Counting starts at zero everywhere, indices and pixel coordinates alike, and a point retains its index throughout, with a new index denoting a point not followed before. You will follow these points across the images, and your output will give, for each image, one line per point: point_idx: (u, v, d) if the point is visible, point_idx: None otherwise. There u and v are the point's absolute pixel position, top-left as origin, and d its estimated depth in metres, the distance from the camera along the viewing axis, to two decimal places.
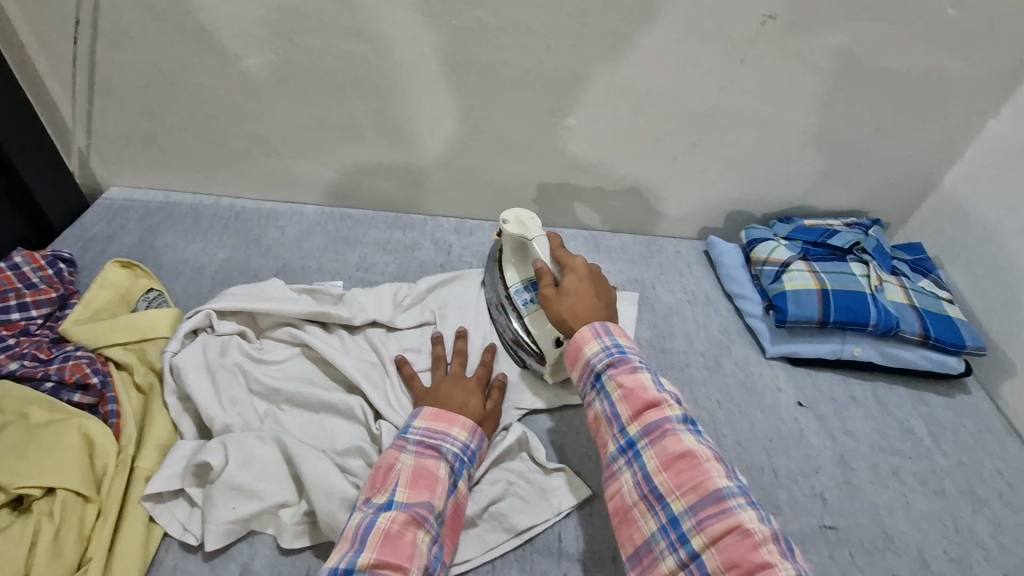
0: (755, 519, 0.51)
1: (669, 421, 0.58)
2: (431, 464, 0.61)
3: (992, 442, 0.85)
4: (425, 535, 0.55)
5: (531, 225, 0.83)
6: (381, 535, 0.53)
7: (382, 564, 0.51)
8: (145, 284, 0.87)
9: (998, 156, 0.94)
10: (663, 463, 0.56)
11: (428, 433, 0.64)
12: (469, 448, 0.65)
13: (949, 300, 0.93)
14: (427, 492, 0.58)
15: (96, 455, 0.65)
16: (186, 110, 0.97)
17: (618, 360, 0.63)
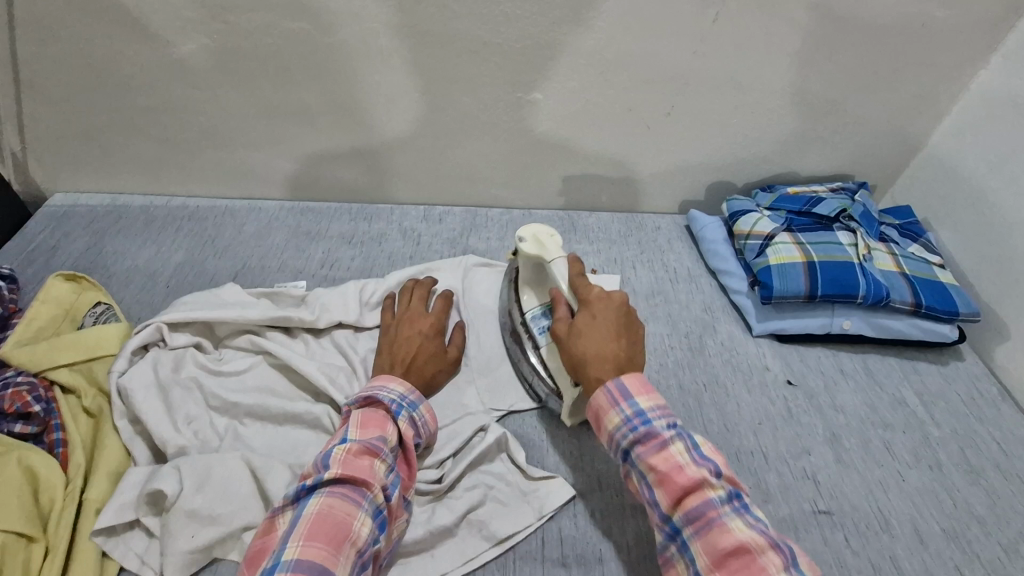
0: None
1: (713, 507, 0.51)
2: (378, 411, 0.63)
3: (987, 407, 0.82)
4: (382, 462, 0.58)
5: (550, 245, 0.76)
6: (339, 457, 0.56)
7: (345, 477, 0.54)
8: (93, 296, 0.82)
9: (987, 107, 0.90)
10: (713, 560, 0.49)
11: (367, 389, 0.65)
12: (409, 397, 0.66)
13: (939, 265, 0.89)
14: (379, 429, 0.61)
15: (41, 489, 0.60)
16: (124, 104, 0.90)
17: (617, 398, 0.59)
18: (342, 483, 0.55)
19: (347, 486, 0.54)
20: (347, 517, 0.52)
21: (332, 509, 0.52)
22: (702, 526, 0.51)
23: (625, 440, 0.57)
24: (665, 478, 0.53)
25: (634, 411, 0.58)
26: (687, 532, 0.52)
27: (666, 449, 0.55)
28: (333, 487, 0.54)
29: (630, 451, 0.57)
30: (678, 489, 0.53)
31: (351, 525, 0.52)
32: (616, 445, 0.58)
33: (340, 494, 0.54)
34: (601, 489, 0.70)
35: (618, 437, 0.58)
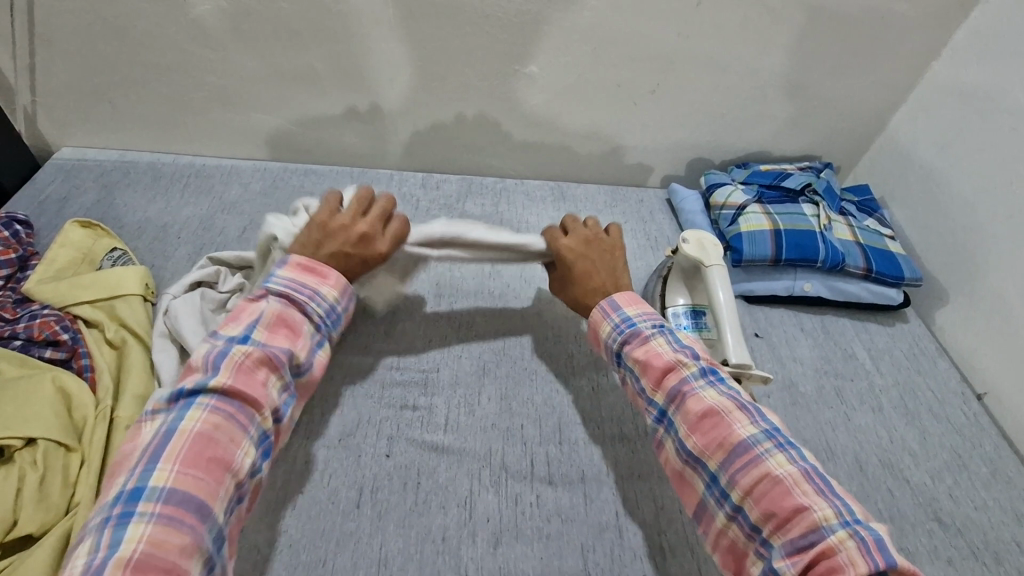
0: (784, 463, 0.54)
1: (687, 382, 0.62)
2: (297, 315, 0.60)
3: (926, 361, 0.93)
4: (277, 380, 0.56)
5: (711, 251, 0.80)
6: (233, 366, 0.53)
7: (235, 391, 0.52)
8: (108, 243, 0.86)
9: (938, 95, 0.99)
10: (691, 426, 0.60)
11: (293, 283, 0.62)
12: (336, 310, 0.64)
13: (891, 236, 0.99)
14: (287, 340, 0.59)
15: (73, 407, 0.66)
16: (136, 61, 0.94)
17: (630, 334, 0.69)
18: (229, 400, 0.52)
19: (240, 405, 0.53)
20: (229, 443, 0.50)
21: (214, 432, 0.50)
22: (730, 461, 0.56)
23: (618, 344, 0.70)
24: (648, 364, 0.65)
25: (622, 319, 0.70)
26: (670, 409, 0.63)
27: (648, 343, 0.67)
28: (222, 398, 0.52)
29: (621, 352, 0.69)
30: (659, 372, 0.64)
31: (233, 453, 0.50)
32: (611, 351, 0.71)
33: (226, 410, 0.52)
34: (585, 422, 0.78)
35: (611, 341, 0.70)
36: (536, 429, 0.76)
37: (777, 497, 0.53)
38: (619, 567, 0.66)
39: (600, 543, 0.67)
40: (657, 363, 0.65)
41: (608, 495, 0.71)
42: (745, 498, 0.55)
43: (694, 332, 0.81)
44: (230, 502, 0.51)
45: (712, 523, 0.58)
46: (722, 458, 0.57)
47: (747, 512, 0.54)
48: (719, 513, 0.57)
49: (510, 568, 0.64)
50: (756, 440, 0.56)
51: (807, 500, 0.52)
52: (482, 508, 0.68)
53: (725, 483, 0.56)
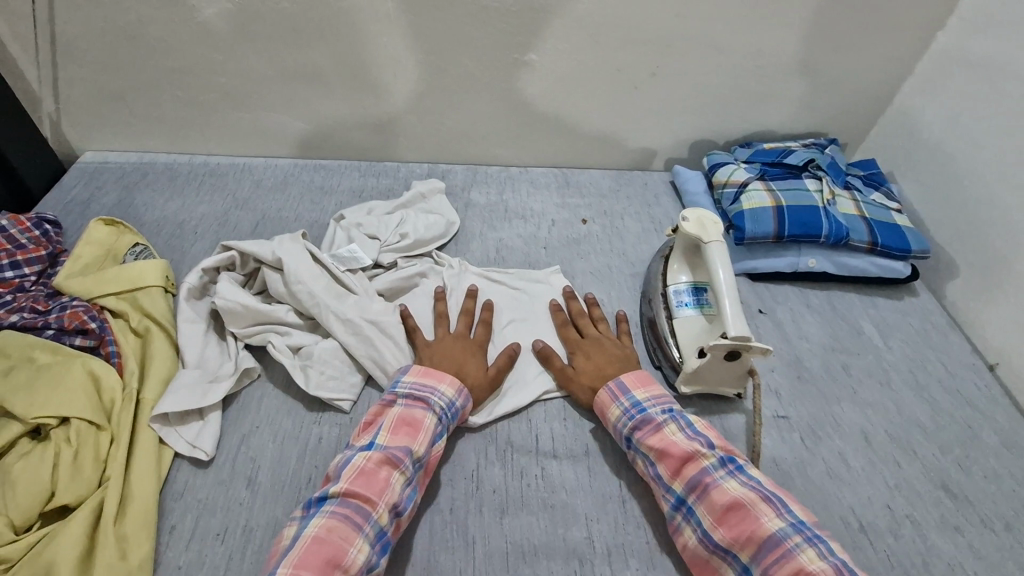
0: (818, 559, 0.54)
1: (707, 474, 0.63)
2: (418, 413, 0.67)
3: (937, 335, 0.92)
4: (399, 475, 0.61)
5: (712, 230, 0.80)
6: (355, 470, 0.60)
7: (351, 493, 0.59)
8: (130, 239, 0.90)
9: (945, 66, 0.98)
10: (716, 517, 0.60)
11: (416, 386, 0.69)
12: (455, 405, 0.70)
13: (898, 210, 0.98)
14: (407, 438, 0.64)
15: (103, 390, 0.70)
16: (153, 66, 0.98)
17: (641, 421, 0.69)
18: (348, 500, 0.58)
19: (355, 504, 0.58)
20: (341, 541, 0.55)
21: (329, 534, 0.55)
22: (761, 556, 0.57)
23: (627, 429, 0.70)
24: (666, 453, 0.66)
25: (631, 403, 0.71)
26: (691, 498, 0.63)
27: (661, 430, 0.68)
28: (342, 500, 0.58)
29: (631, 438, 0.70)
30: (678, 462, 0.65)
31: (345, 550, 0.55)
32: (621, 435, 0.71)
33: (346, 513, 0.57)
34: None
35: (620, 427, 0.71)
36: (541, 407, 0.78)
37: None
38: (623, 535, 0.67)
39: (605, 515, 0.69)
40: (673, 451, 0.65)
41: (611, 468, 0.73)
42: None
43: (696, 310, 0.82)
44: None
45: None
46: (754, 552, 0.57)
47: None
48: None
49: (516, 536, 0.66)
50: (788, 535, 0.57)
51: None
52: (489, 481, 0.71)
53: None
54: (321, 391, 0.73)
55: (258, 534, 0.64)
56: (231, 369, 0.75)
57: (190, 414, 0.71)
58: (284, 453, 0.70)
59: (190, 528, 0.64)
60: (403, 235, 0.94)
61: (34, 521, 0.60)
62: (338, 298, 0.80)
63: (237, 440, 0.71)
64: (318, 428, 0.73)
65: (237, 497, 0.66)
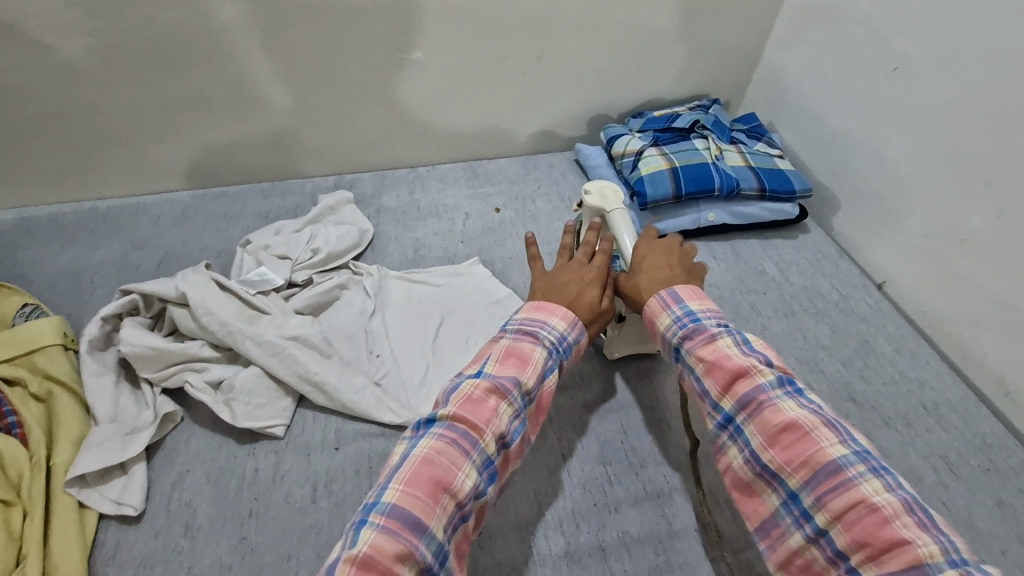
0: (882, 490, 0.48)
1: (763, 391, 0.56)
2: (527, 345, 0.61)
3: (829, 264, 1.01)
4: (507, 406, 0.56)
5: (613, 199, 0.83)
6: (463, 396, 0.55)
7: (459, 418, 0.53)
8: (17, 301, 0.84)
9: (800, 18, 1.07)
10: (768, 438, 0.54)
11: (526, 321, 0.64)
12: (566, 340, 0.64)
13: (780, 156, 1.06)
14: (517, 368, 0.59)
15: (7, 464, 0.65)
16: (10, 113, 0.91)
17: (694, 331, 0.62)
18: (456, 425, 0.53)
19: (463, 430, 0.53)
20: (452, 465, 0.50)
21: (438, 455, 0.51)
22: (816, 482, 0.51)
23: (678, 341, 0.63)
24: (714, 368, 0.59)
25: (685, 312, 0.64)
26: (740, 418, 0.57)
27: (715, 343, 0.60)
28: (450, 424, 0.53)
29: (682, 348, 0.63)
30: (728, 378, 0.58)
31: (454, 474, 0.50)
32: (670, 346, 0.64)
33: (454, 436, 0.52)
34: None
35: (670, 336, 0.64)
36: None
37: (874, 526, 0.47)
38: (573, 502, 0.70)
39: (553, 486, 0.71)
40: (724, 366, 0.58)
41: (553, 442, 0.75)
42: (834, 523, 0.50)
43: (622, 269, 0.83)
44: (454, 522, 0.51)
45: (784, 542, 0.53)
46: (807, 479, 0.51)
47: (835, 540, 0.49)
48: (796, 534, 0.52)
49: None
50: (849, 462, 0.50)
51: (907, 529, 0.46)
52: None
53: (810, 503, 0.51)
54: (249, 421, 0.72)
55: None
56: (150, 416, 0.72)
57: (110, 471, 0.67)
58: (221, 492, 0.68)
59: None
60: (315, 250, 0.92)
61: None
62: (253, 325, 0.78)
63: (168, 488, 0.68)
64: (254, 459, 0.71)
65: (176, 545, 0.64)
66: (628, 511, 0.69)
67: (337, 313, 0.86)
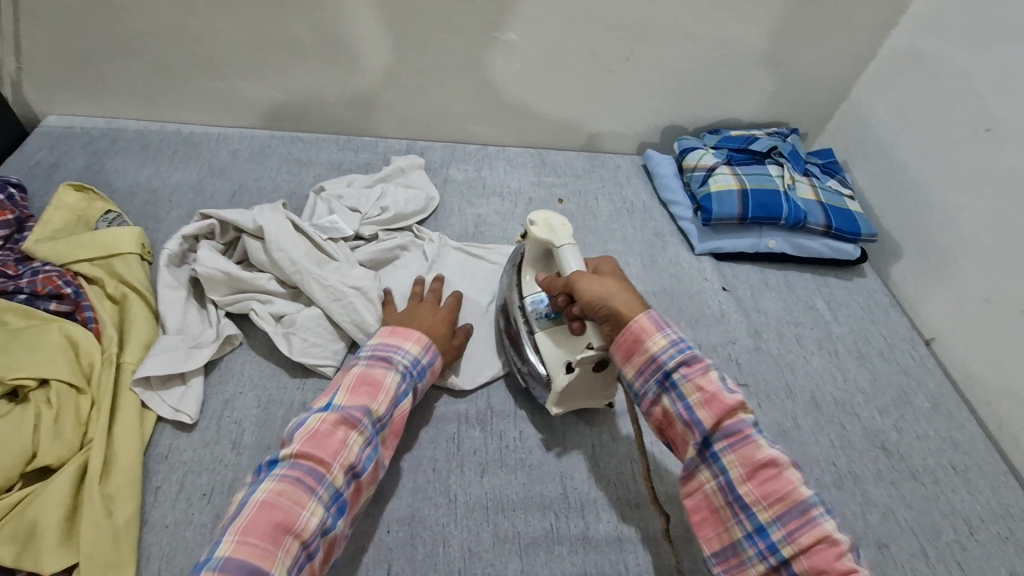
0: (837, 529, 0.52)
1: (747, 426, 0.56)
2: (378, 373, 0.64)
3: (879, 312, 1.00)
4: (357, 436, 0.58)
5: (561, 232, 0.72)
6: (308, 432, 0.57)
7: (303, 455, 0.55)
8: (102, 206, 0.89)
9: (896, 63, 1.06)
10: (748, 472, 0.55)
11: (380, 347, 0.67)
12: (420, 363, 0.68)
13: (851, 197, 1.06)
14: (367, 397, 0.61)
15: (81, 354, 0.69)
16: (121, 28, 0.95)
17: (691, 358, 0.58)
18: (300, 462, 0.55)
19: (308, 466, 0.55)
20: (293, 505, 0.52)
21: (278, 497, 0.52)
22: (788, 518, 0.53)
23: (670, 363, 0.58)
24: (709, 400, 0.56)
25: (678, 337, 0.60)
26: (721, 447, 0.56)
27: (710, 373, 0.57)
28: (294, 463, 0.55)
29: (673, 374, 0.58)
30: (721, 410, 0.56)
31: (297, 513, 0.52)
32: (658, 368, 0.59)
33: (297, 475, 0.54)
34: None
35: (663, 359, 0.59)
36: (519, 375, 0.81)
37: (830, 559, 0.51)
38: (597, 492, 0.72)
39: (579, 472, 0.73)
40: (720, 401, 0.56)
41: (584, 431, 0.77)
42: (797, 555, 0.52)
43: (554, 319, 0.74)
44: (300, 561, 0.52)
45: (744, 569, 0.55)
46: (779, 514, 0.53)
47: (795, 569, 0.52)
48: (759, 565, 0.54)
49: (495, 493, 0.70)
50: (815, 502, 0.53)
51: (854, 563, 0.51)
52: (470, 444, 0.74)
53: (778, 538, 0.53)
54: (304, 357, 0.75)
55: (245, 493, 0.65)
56: (213, 335, 0.75)
57: (173, 378, 0.71)
58: (269, 417, 0.72)
59: (176, 488, 0.65)
60: (383, 208, 0.95)
61: (16, 482, 0.61)
62: (318, 267, 0.81)
63: (221, 404, 0.72)
64: (302, 393, 0.74)
65: (223, 458, 0.67)
66: (647, 510, 0.71)
67: (395, 271, 0.89)
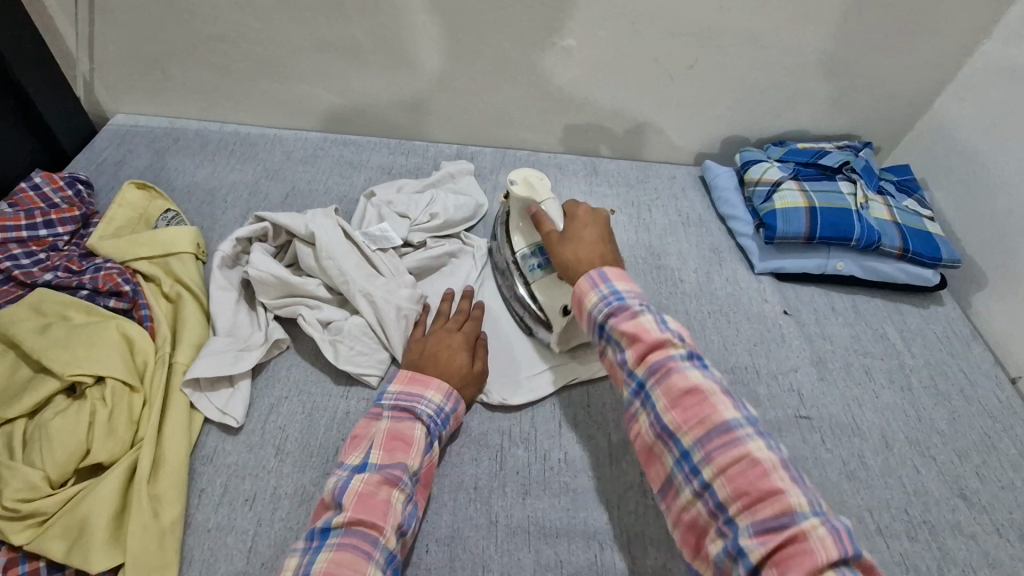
0: (763, 448, 0.51)
1: (672, 358, 0.57)
2: (406, 426, 0.64)
3: (959, 344, 0.92)
4: (399, 494, 0.59)
5: (540, 188, 0.82)
6: (355, 496, 0.57)
7: (356, 521, 0.56)
8: (161, 204, 0.90)
9: (988, 74, 0.97)
10: (671, 400, 0.55)
11: (402, 395, 0.66)
12: (443, 411, 0.67)
13: (930, 218, 0.98)
14: (401, 454, 0.62)
15: (136, 352, 0.70)
16: (186, 31, 0.98)
17: (618, 308, 0.61)
18: (353, 529, 0.55)
19: (362, 532, 0.55)
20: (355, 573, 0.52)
21: (340, 566, 0.52)
22: (707, 439, 0.53)
23: (601, 314, 0.62)
24: (636, 338, 0.59)
25: (611, 291, 0.63)
26: (648, 382, 0.57)
27: (637, 316, 0.60)
28: (348, 530, 0.55)
29: (604, 324, 0.62)
30: (646, 345, 0.58)
31: None
32: (593, 322, 0.63)
33: (353, 541, 0.55)
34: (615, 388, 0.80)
35: (595, 313, 0.63)
36: (565, 393, 0.78)
37: (754, 478, 0.50)
38: (645, 523, 0.68)
39: (626, 502, 0.69)
40: (643, 336, 0.58)
41: (632, 458, 0.73)
42: (717, 477, 0.51)
43: (544, 270, 0.82)
44: None
45: (677, 498, 0.55)
46: (711, 448, 0.52)
47: (717, 492, 0.51)
48: (687, 490, 0.54)
49: (537, 517, 0.67)
50: (739, 423, 0.53)
51: (784, 482, 0.49)
52: (513, 462, 0.71)
53: (698, 459, 0.53)
54: (351, 367, 0.74)
55: (286, 502, 0.65)
56: (261, 338, 0.76)
57: (220, 380, 0.72)
58: (312, 424, 0.71)
59: (219, 492, 0.65)
60: (433, 215, 0.94)
61: (70, 476, 0.62)
62: (366, 275, 0.81)
63: (266, 409, 0.72)
64: (346, 401, 0.74)
65: (266, 464, 0.67)
66: None
67: (442, 282, 0.88)
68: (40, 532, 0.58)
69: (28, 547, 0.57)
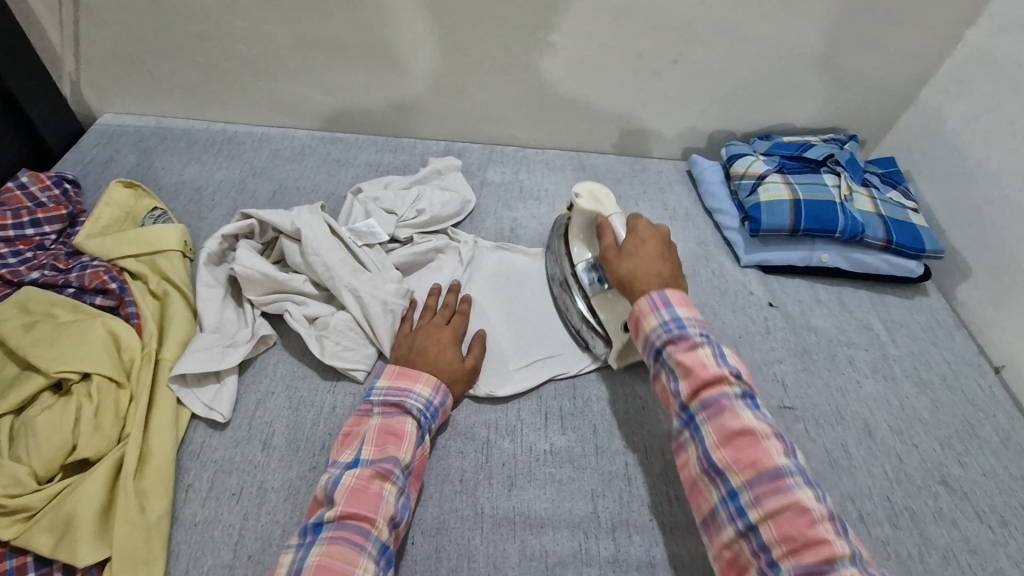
0: (810, 499, 0.52)
1: (727, 397, 0.58)
2: (396, 421, 0.65)
3: (943, 334, 0.93)
4: (392, 487, 0.60)
5: (606, 202, 0.80)
6: (346, 491, 0.58)
7: (347, 515, 0.56)
8: (148, 203, 0.91)
9: (971, 66, 0.98)
10: (721, 439, 0.56)
11: (391, 391, 0.67)
12: (433, 404, 0.68)
13: (913, 209, 0.99)
14: (392, 448, 0.63)
15: (122, 349, 0.71)
16: (173, 30, 0.98)
17: (677, 337, 0.63)
18: (344, 523, 0.56)
19: (354, 524, 0.56)
20: (346, 565, 0.53)
21: (331, 559, 0.53)
22: (756, 482, 0.53)
23: (660, 340, 0.64)
24: (694, 373, 0.60)
25: (673, 319, 0.64)
26: (700, 417, 0.59)
27: (696, 349, 0.61)
28: (339, 524, 0.56)
29: (662, 350, 0.63)
30: (700, 381, 0.59)
31: (351, 572, 0.53)
32: (652, 347, 0.65)
33: (345, 534, 0.55)
34: (600, 381, 0.80)
35: (654, 339, 0.64)
36: (551, 386, 0.79)
37: (802, 526, 0.51)
38: (628, 512, 0.69)
39: (610, 491, 0.70)
40: (699, 372, 0.60)
41: (617, 449, 0.74)
42: (764, 520, 0.52)
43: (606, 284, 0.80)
44: None
45: (719, 535, 0.56)
46: (753, 484, 0.54)
47: (762, 534, 0.52)
48: (729, 530, 0.55)
49: (523, 508, 0.68)
50: (790, 471, 0.53)
51: (831, 534, 0.50)
52: (499, 455, 0.72)
53: (746, 501, 0.54)
54: (337, 362, 0.74)
55: (272, 495, 0.65)
56: (248, 334, 0.76)
57: (207, 376, 0.72)
58: (299, 419, 0.71)
59: (206, 487, 0.65)
60: (420, 211, 0.94)
61: (56, 472, 0.62)
62: (353, 271, 0.81)
63: (254, 404, 0.72)
64: (333, 396, 0.74)
65: (252, 459, 0.68)
66: (682, 535, 0.67)
67: (428, 277, 0.89)
68: (27, 528, 0.58)
69: (15, 542, 0.58)
